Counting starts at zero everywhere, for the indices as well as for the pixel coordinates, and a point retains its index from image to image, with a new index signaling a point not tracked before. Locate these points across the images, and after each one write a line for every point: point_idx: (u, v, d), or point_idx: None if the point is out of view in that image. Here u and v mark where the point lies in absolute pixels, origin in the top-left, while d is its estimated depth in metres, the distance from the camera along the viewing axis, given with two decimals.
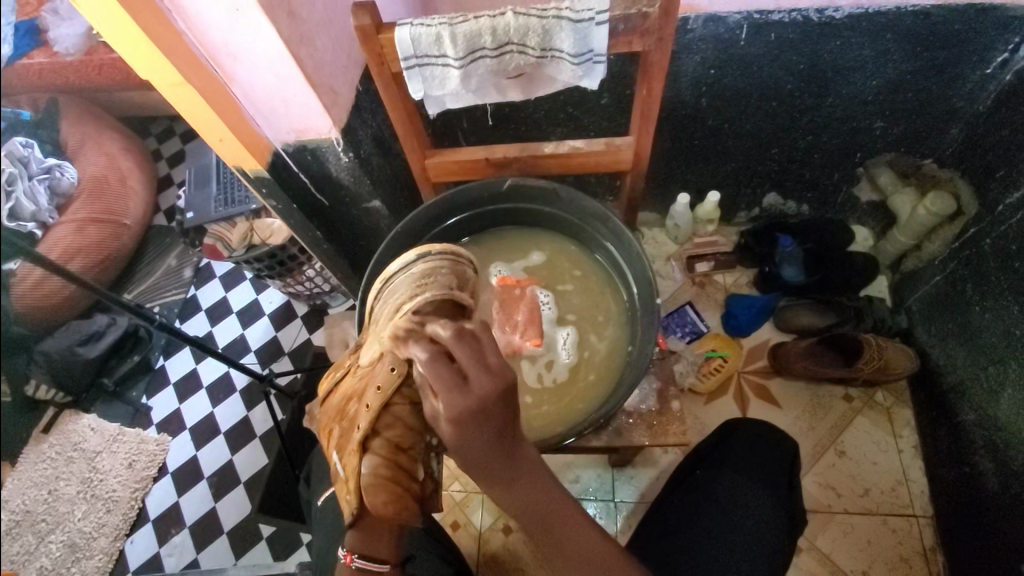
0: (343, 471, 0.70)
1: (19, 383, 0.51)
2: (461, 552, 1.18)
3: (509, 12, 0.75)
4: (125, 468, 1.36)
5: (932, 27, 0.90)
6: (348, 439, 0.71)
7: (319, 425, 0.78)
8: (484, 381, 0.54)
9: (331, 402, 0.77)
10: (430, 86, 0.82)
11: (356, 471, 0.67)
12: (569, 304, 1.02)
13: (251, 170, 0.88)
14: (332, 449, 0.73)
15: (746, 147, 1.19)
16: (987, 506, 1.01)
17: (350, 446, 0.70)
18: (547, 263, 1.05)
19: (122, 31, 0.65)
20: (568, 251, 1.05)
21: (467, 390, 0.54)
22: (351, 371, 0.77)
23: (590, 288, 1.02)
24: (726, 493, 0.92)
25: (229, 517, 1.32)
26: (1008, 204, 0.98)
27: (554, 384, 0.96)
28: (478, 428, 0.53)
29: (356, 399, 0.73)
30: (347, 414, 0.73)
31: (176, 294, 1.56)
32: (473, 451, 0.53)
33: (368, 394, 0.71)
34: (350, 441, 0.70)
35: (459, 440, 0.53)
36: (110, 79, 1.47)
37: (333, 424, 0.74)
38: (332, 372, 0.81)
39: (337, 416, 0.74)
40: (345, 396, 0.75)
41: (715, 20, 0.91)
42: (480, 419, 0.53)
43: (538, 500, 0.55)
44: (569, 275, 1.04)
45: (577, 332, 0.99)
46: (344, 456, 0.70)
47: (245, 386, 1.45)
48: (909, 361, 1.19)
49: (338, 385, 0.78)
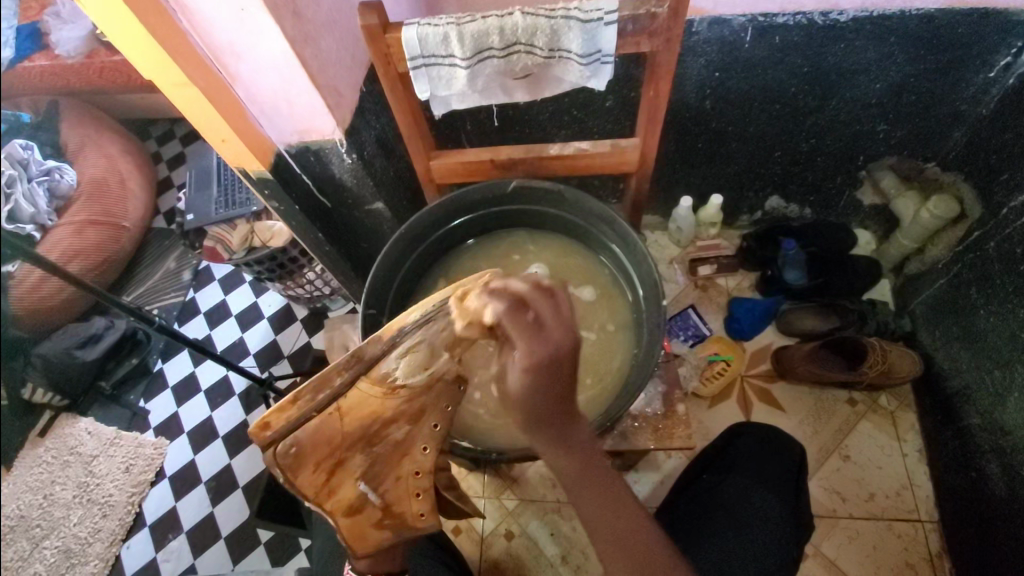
0: (380, 498, 0.67)
1: (16, 387, 0.50)
2: (463, 557, 1.17)
3: (517, 13, 0.74)
4: (122, 472, 1.35)
5: (936, 31, 0.91)
6: (391, 466, 0.67)
7: (310, 456, 0.62)
8: (566, 334, 0.55)
9: (342, 429, 0.63)
10: (436, 87, 0.82)
11: (426, 490, 0.69)
12: (577, 332, 0.98)
13: (254, 171, 0.87)
14: (352, 477, 0.65)
15: (749, 150, 1.19)
16: (994, 510, 1.00)
17: (402, 470, 0.68)
18: (581, 292, 1.01)
19: (125, 29, 0.64)
20: (598, 287, 1.01)
21: (545, 338, 0.55)
22: (379, 392, 0.64)
23: (610, 344, 0.97)
24: (731, 496, 0.91)
25: (225, 523, 1.30)
26: (1014, 207, 0.98)
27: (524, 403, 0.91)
28: (553, 375, 0.55)
29: (403, 423, 0.67)
30: (381, 438, 0.66)
31: (175, 297, 1.56)
32: (542, 402, 0.55)
33: (428, 418, 0.68)
34: (398, 465, 0.68)
35: (530, 388, 0.54)
36: (111, 81, 1.47)
37: (352, 452, 0.65)
38: (320, 390, 0.62)
39: (363, 442, 0.65)
40: (372, 417, 0.65)
41: (720, 22, 0.91)
42: (553, 369, 0.54)
43: (588, 466, 0.58)
44: (599, 325, 0.98)
45: (567, 367, 0.96)
46: (384, 482, 0.67)
47: (242, 390, 1.44)
48: (913, 364, 1.18)
49: (345, 410, 0.63)
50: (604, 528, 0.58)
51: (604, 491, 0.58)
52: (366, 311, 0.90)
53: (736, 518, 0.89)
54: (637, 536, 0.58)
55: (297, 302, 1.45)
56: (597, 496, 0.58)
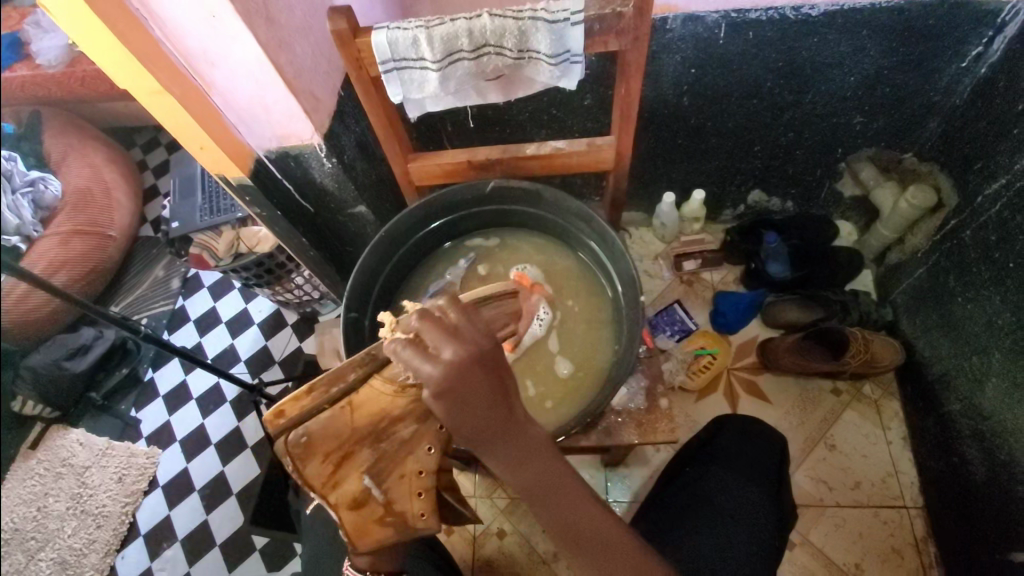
0: (383, 494, 0.67)
1: (5, 398, 0.51)
2: (455, 557, 1.18)
3: (485, 15, 0.75)
4: (115, 482, 1.32)
5: (907, 23, 0.92)
6: (395, 464, 0.67)
7: (320, 445, 0.65)
8: (473, 337, 0.51)
9: (351, 423, 0.65)
10: (409, 90, 0.82)
11: (429, 489, 0.67)
12: (562, 331, 0.98)
13: (234, 177, 0.88)
14: (358, 470, 0.66)
15: (728, 146, 1.20)
16: (974, 494, 1.02)
17: (406, 468, 0.67)
18: (566, 285, 1.02)
19: (94, 37, 0.64)
20: (585, 301, 1.00)
21: (447, 351, 0.50)
22: (388, 390, 0.65)
23: (595, 351, 0.96)
24: (713, 488, 0.92)
25: (220, 529, 1.32)
26: (987, 195, 0.99)
27: None
28: (467, 392, 0.50)
29: (408, 421, 0.66)
30: (387, 435, 0.66)
31: (165, 305, 1.47)
32: (469, 420, 0.51)
33: (434, 419, 0.67)
34: (400, 464, 0.66)
35: (445, 413, 0.50)
36: (93, 90, 1.46)
37: (359, 446, 0.66)
38: (335, 383, 0.65)
39: (368, 437, 0.66)
40: (380, 414, 0.66)
41: (693, 19, 0.92)
42: (469, 381, 0.50)
43: (538, 476, 0.55)
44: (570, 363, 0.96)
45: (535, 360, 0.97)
46: (387, 479, 0.67)
47: (235, 396, 1.46)
48: (896, 354, 1.20)
49: (355, 404, 0.65)
50: (565, 538, 0.57)
51: (565, 499, 0.56)
52: (348, 314, 0.91)
53: (720, 512, 0.89)
54: (603, 543, 0.57)
55: (286, 307, 1.46)
56: (558, 506, 0.56)
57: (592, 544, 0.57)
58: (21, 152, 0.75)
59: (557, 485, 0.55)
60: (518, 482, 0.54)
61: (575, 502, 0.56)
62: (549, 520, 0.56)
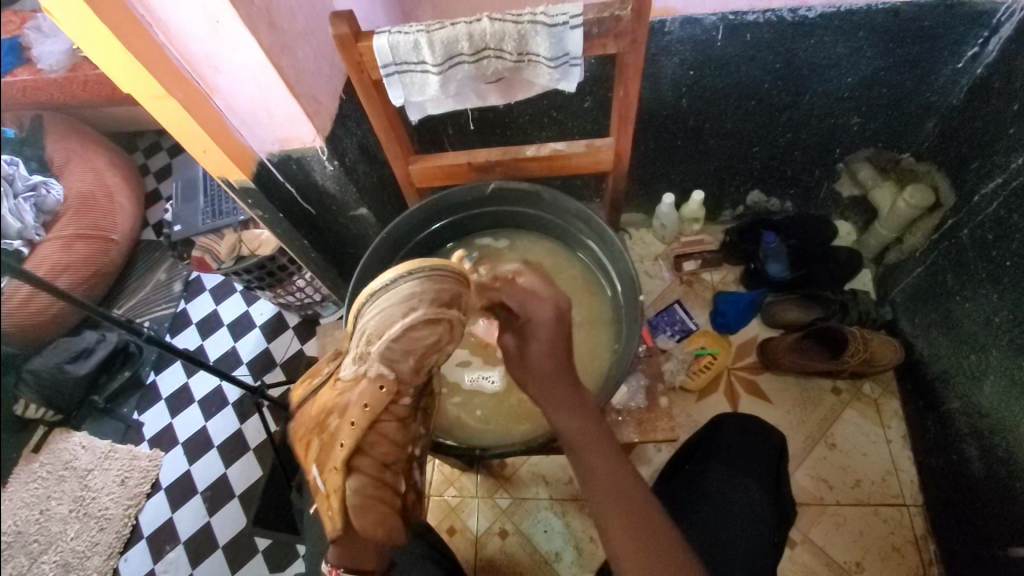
0: (322, 486, 0.70)
1: (11, 401, 0.52)
2: (457, 557, 1.18)
3: (485, 19, 0.76)
4: (118, 485, 1.25)
5: (903, 24, 0.93)
6: (326, 456, 0.71)
7: (297, 432, 0.75)
8: (550, 302, 0.72)
9: (312, 413, 0.74)
10: (409, 93, 0.83)
11: (338, 489, 0.68)
12: None
13: (236, 180, 0.88)
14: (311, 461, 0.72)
15: (727, 147, 1.21)
16: (973, 491, 1.02)
17: (331, 462, 0.70)
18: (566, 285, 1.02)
19: (100, 43, 0.65)
20: (585, 301, 1.01)
21: (540, 300, 0.72)
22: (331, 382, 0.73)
23: (596, 351, 0.97)
24: (713, 486, 0.93)
25: (224, 531, 1.39)
26: (984, 194, 1.00)
27: (499, 393, 0.95)
28: (553, 343, 0.71)
29: (335, 414, 0.71)
30: (326, 427, 0.72)
31: (166, 308, 1.38)
32: (542, 364, 0.71)
33: (348, 413, 0.70)
34: (329, 457, 0.70)
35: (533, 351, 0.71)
36: (95, 95, 1.47)
37: (313, 437, 0.73)
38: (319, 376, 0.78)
39: (316, 428, 0.73)
40: (324, 406, 0.72)
41: (691, 22, 0.93)
42: (552, 329, 0.71)
43: (589, 433, 0.68)
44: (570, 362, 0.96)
45: None
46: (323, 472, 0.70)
47: (236, 399, 1.54)
48: (895, 352, 1.20)
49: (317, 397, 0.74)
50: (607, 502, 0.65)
51: (606, 459, 0.67)
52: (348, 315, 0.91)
53: (722, 511, 0.90)
54: (639, 510, 0.65)
55: (287, 309, 1.47)
56: (603, 463, 0.67)
57: (632, 512, 0.64)
58: (23, 155, 0.73)
59: (603, 442, 0.68)
60: (574, 433, 0.68)
61: (615, 467, 0.67)
62: (594, 477, 0.66)
